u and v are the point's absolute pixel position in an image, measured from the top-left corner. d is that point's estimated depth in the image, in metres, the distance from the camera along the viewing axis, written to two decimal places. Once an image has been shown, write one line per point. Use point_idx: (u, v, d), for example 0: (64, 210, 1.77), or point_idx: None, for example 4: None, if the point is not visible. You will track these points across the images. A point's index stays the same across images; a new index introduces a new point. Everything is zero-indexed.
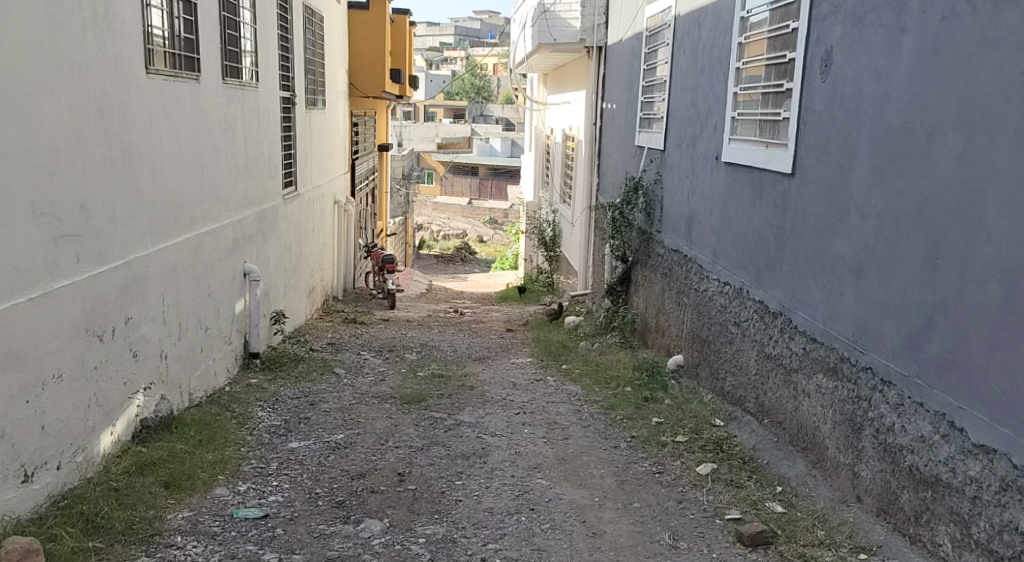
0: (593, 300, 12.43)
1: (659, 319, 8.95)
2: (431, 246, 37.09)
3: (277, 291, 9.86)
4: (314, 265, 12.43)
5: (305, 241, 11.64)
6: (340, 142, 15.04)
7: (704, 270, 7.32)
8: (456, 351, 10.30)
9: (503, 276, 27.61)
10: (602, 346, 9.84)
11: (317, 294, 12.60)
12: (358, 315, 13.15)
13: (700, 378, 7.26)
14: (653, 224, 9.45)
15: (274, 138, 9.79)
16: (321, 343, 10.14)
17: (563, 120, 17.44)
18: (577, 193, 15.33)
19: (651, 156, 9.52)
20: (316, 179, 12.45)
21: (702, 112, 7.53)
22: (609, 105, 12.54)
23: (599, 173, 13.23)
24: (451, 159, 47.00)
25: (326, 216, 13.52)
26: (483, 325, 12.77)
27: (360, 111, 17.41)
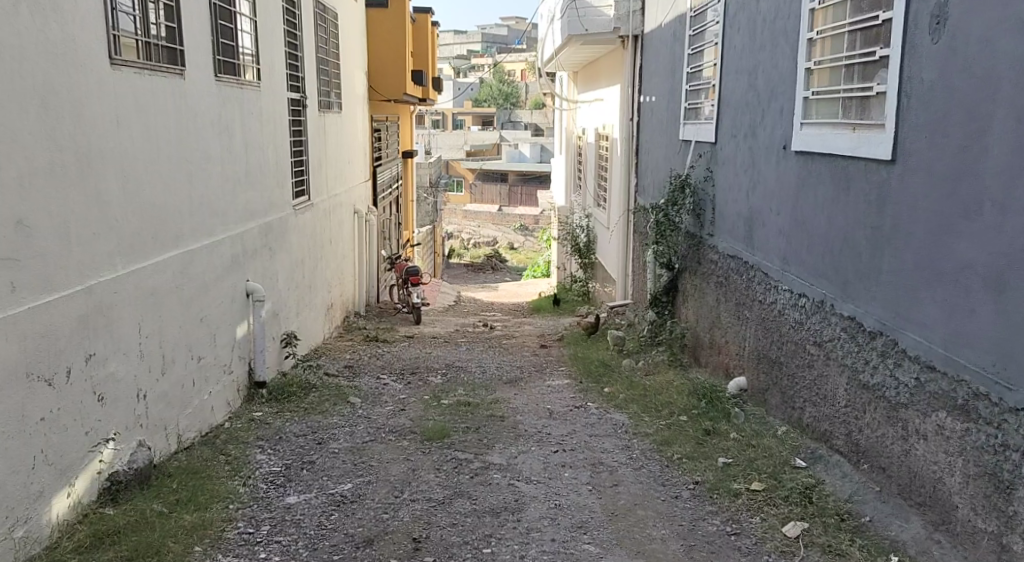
0: (635, 311, 11.43)
1: (716, 333, 7.93)
2: (461, 255, 36.21)
3: (290, 310, 8.96)
4: (332, 280, 11.50)
5: (321, 255, 10.72)
6: (361, 148, 14.13)
7: (772, 280, 6.33)
8: (487, 372, 9.35)
9: (536, 285, 26.63)
10: (647, 364, 8.83)
11: (336, 312, 11.69)
12: (382, 332, 12.23)
13: (774, 405, 6.29)
14: (703, 226, 8.45)
15: (284, 142, 8.89)
16: (338, 365, 9.22)
17: (596, 118, 16.47)
18: (613, 195, 14.35)
19: (700, 151, 8.53)
20: (333, 187, 11.53)
21: (765, 96, 6.56)
22: (648, 98, 11.55)
23: (637, 173, 12.24)
24: (480, 166, 46.11)
25: (345, 228, 12.60)
26: (516, 341, 11.80)
27: (381, 115, 16.46)
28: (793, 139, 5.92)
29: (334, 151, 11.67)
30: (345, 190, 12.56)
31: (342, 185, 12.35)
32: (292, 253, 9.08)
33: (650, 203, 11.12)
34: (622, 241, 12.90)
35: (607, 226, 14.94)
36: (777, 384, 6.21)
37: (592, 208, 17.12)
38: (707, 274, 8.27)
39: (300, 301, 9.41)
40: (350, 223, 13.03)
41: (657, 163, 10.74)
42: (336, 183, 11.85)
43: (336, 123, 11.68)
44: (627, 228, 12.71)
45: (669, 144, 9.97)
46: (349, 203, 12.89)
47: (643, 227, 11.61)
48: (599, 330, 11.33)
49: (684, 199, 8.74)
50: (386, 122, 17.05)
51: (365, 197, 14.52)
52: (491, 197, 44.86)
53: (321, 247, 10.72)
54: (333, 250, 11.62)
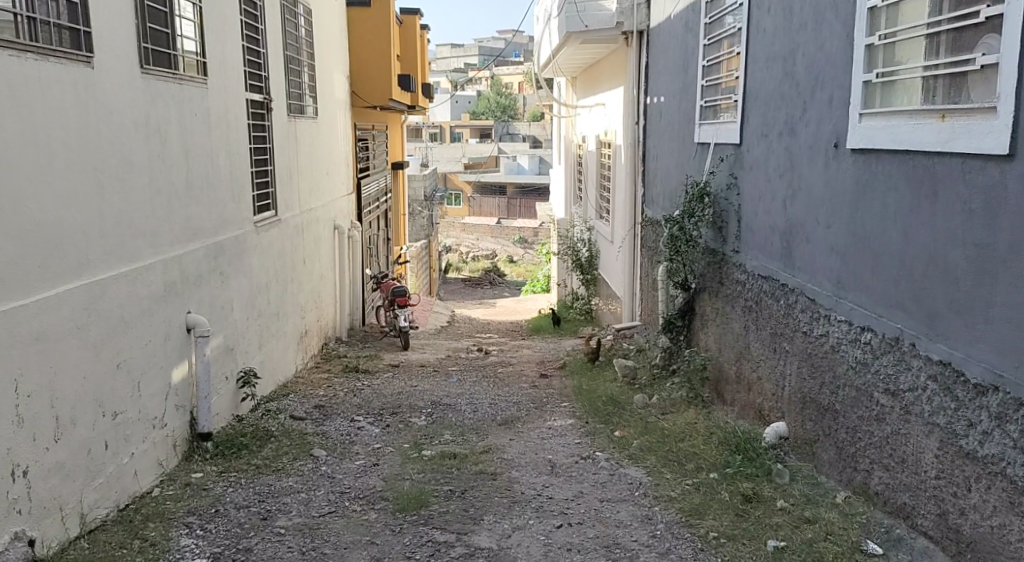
0: (647, 335, 10.24)
1: (747, 367, 6.75)
2: (458, 270, 35.08)
3: (250, 343, 7.80)
4: (307, 304, 10.33)
5: (292, 278, 9.55)
6: (342, 158, 12.97)
7: (821, 308, 5.17)
8: (479, 409, 8.18)
9: (536, 300, 25.44)
10: (663, 401, 7.68)
11: (312, 340, 10.53)
12: (364, 361, 11.07)
13: (831, 462, 5.15)
14: (725, 241, 7.30)
15: (244, 151, 7.71)
16: (307, 405, 8.05)
17: (597, 124, 15.33)
18: (617, 207, 13.20)
19: (721, 153, 7.38)
20: (306, 201, 10.38)
21: (807, 85, 5.42)
22: (656, 99, 10.40)
23: (644, 182, 11.09)
24: (477, 178, 44.96)
25: (323, 246, 11.43)
26: (512, 369, 10.64)
27: (367, 123, 15.29)
28: (850, 136, 4.75)
29: (308, 163, 10.51)
30: (323, 205, 11.38)
31: (318, 199, 11.17)
32: (253, 277, 7.91)
33: (661, 214, 9.96)
34: (628, 257, 11.69)
35: (611, 241, 13.78)
36: (836, 436, 5.07)
37: (594, 220, 15.94)
38: (733, 297, 7.09)
39: (264, 333, 8.24)
40: (330, 240, 11.87)
41: (669, 171, 9.56)
42: (311, 197, 10.68)
43: (310, 131, 10.52)
44: (635, 243, 11.49)
45: (683, 149, 8.82)
46: (327, 220, 11.72)
47: (652, 242, 10.44)
48: (607, 356, 10.15)
49: (702, 211, 7.56)
50: (372, 131, 15.90)
51: (349, 212, 13.35)
52: (489, 209, 43.72)
53: (292, 269, 9.55)
54: (308, 270, 10.45)
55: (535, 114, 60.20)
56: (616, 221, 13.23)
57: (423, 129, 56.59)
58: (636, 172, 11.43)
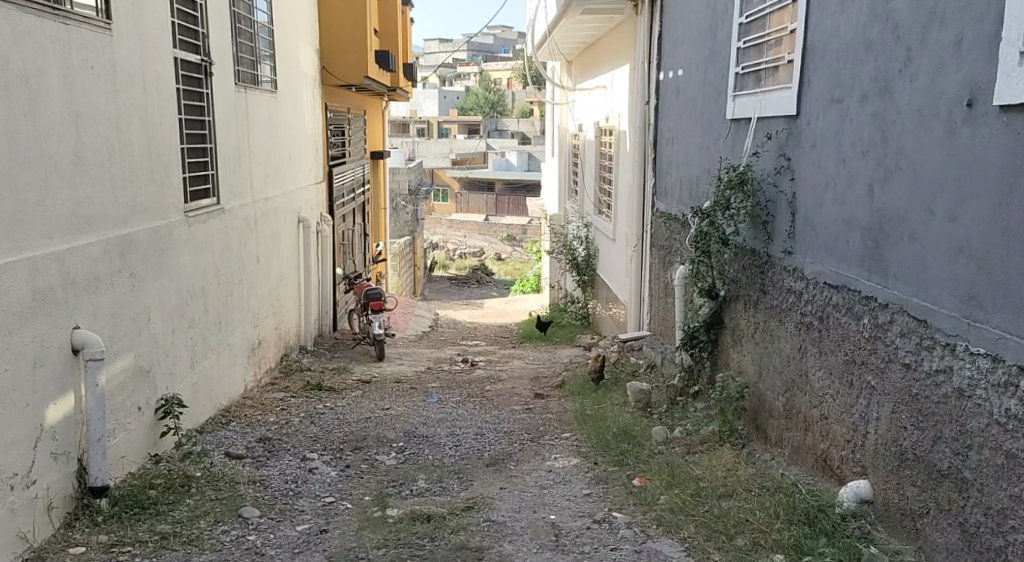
0: (661, 350, 8.77)
1: (806, 402, 5.28)
2: (445, 267, 33.61)
3: (178, 360, 6.33)
4: (261, 312, 8.83)
5: (240, 281, 8.04)
6: (309, 141, 11.44)
7: (940, 335, 3.80)
8: (461, 442, 6.71)
9: (527, 301, 23.91)
10: (689, 438, 6.21)
11: (268, 352, 9.03)
12: (331, 376, 9.58)
13: (951, 549, 3.79)
14: (770, 240, 5.83)
15: (172, 123, 6.29)
16: (249, 440, 6.54)
17: (596, 109, 13.86)
18: (621, 201, 11.72)
19: (764, 129, 5.91)
20: (261, 189, 8.87)
21: (911, 26, 3.99)
22: (671, 72, 8.92)
23: (655, 170, 9.62)
24: (465, 173, 43.40)
25: (283, 242, 9.90)
26: (502, 387, 9.16)
27: (341, 105, 13.77)
28: (997, 88, 3.51)
29: (264, 144, 9.01)
30: (283, 194, 9.86)
31: (277, 187, 9.65)
32: (181, 279, 6.42)
33: (678, 208, 8.51)
34: (636, 259, 10.18)
35: (613, 239, 12.30)
36: (960, 517, 3.72)
37: (593, 216, 14.44)
38: (783, 312, 5.61)
39: (197, 347, 6.75)
40: (291, 235, 10.35)
41: (688, 157, 8.11)
42: (268, 185, 9.16)
43: (267, 106, 9.03)
44: (645, 242, 9.99)
45: (708, 129, 7.37)
46: (290, 212, 10.21)
47: (666, 239, 8.98)
48: (613, 375, 8.66)
49: (738, 201, 6.07)
50: (347, 115, 14.37)
51: (317, 203, 11.84)
52: (477, 206, 42.17)
53: (240, 269, 8.04)
54: (263, 270, 8.92)
55: (525, 110, 58.73)
56: (620, 219, 11.74)
57: (410, 124, 54.94)
58: (646, 161, 9.91)
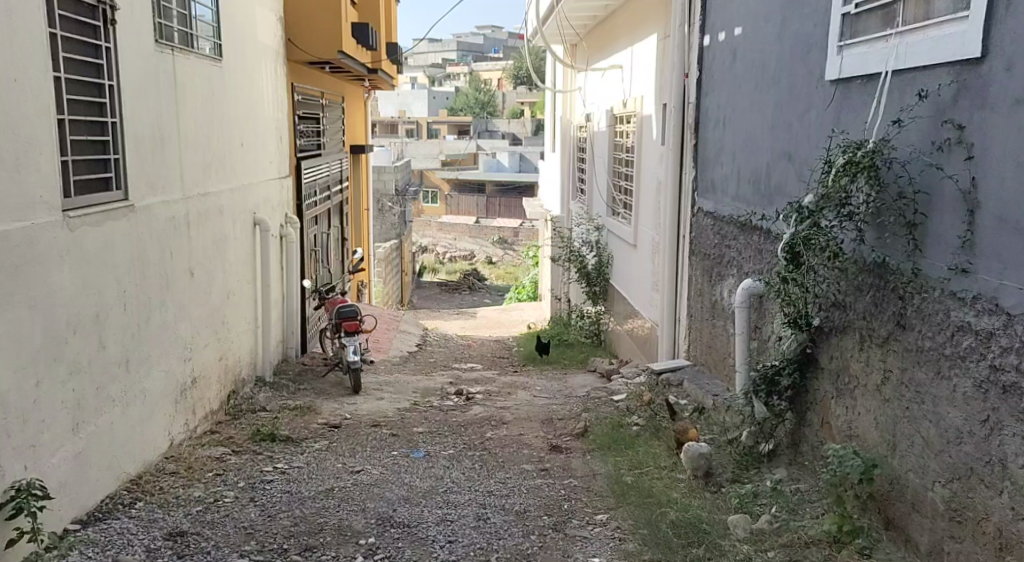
0: (711, 388, 6.88)
1: (1009, 512, 3.50)
2: (434, 271, 31.70)
3: (53, 420, 4.49)
4: (194, 341, 6.90)
5: (161, 303, 6.13)
6: (270, 125, 9.50)
7: None
8: (458, 535, 4.83)
9: (522, 311, 21.98)
10: (792, 538, 4.35)
11: (205, 393, 7.13)
12: (293, 420, 7.67)
13: None
14: (919, 253, 3.98)
15: (41, 80, 4.44)
16: (152, 536, 4.76)
17: (610, 94, 11.93)
18: (644, 201, 9.79)
19: (901, 89, 4.06)
20: (197, 182, 6.96)
21: None
22: (721, 33, 6.99)
23: (695, 162, 7.68)
24: (455, 175, 41.43)
25: (232, 248, 7.96)
26: (506, 434, 7.25)
27: (312, 88, 11.81)
28: None
29: (202, 126, 7.10)
30: (231, 191, 7.92)
31: (223, 180, 7.72)
32: (55, 307, 4.53)
33: (734, 206, 6.62)
34: (667, 271, 8.25)
35: (633, 246, 10.38)
36: None
37: (605, 219, 12.52)
38: (954, 362, 3.73)
39: (83, 402, 4.82)
40: (244, 240, 8.41)
41: (750, 140, 6.22)
42: (207, 178, 7.24)
43: (205, 77, 7.12)
44: (681, 251, 8.07)
45: (789, 98, 5.47)
46: (241, 212, 8.28)
47: (715, 246, 7.09)
48: (650, 421, 6.76)
49: (864, 193, 4.22)
50: (320, 100, 12.40)
51: (281, 203, 9.88)
52: (468, 208, 40.21)
53: (160, 288, 6.12)
54: (199, 286, 7.00)
55: (517, 111, 56.79)
56: (644, 220, 9.83)
57: (398, 124, 52.94)
58: (683, 148, 7.97)
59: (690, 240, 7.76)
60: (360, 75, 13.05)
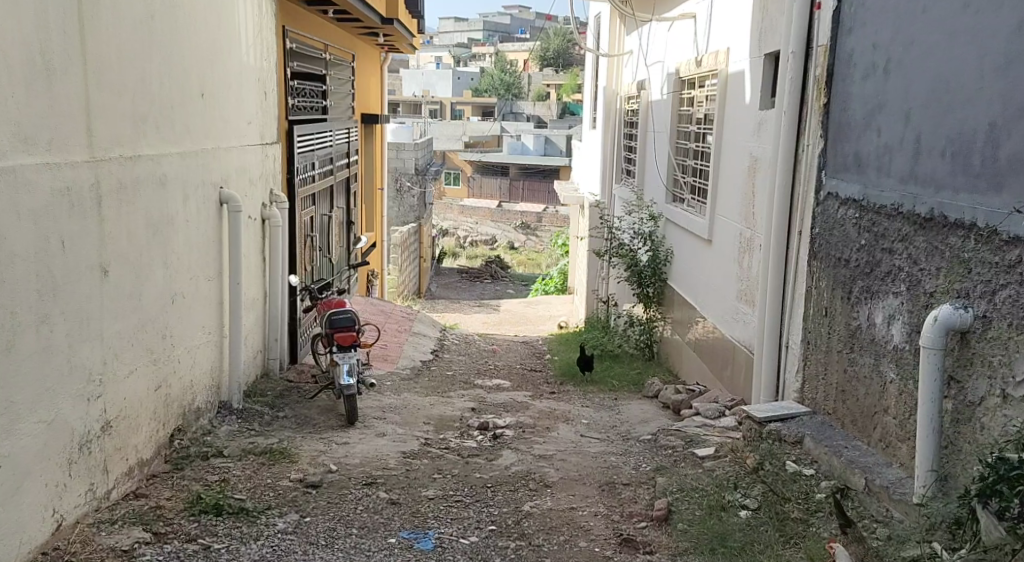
0: (856, 458, 4.72)
1: None
2: (454, 257, 29.62)
3: None
4: (106, 370, 4.74)
5: (22, 323, 4.01)
6: (250, 74, 7.34)
7: None
8: None
9: (549, 306, 19.78)
10: None
11: (131, 439, 5.08)
12: (257, 473, 5.59)
13: None
14: None
15: None
16: None
17: (677, 53, 9.84)
18: (730, 183, 7.68)
19: None
20: (120, 139, 4.85)
21: None
22: None
23: (822, 130, 5.56)
24: (479, 155, 39.19)
25: (181, 235, 5.80)
26: (554, 508, 5.15)
27: (313, 36, 9.69)
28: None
29: (127, 60, 4.97)
30: (182, 157, 5.74)
31: (167, 141, 5.55)
32: None
33: (907, 193, 4.47)
34: (772, 279, 6.13)
35: (710, 238, 8.30)
36: None
37: (664, 207, 10.36)
38: None
39: None
40: (207, 224, 6.26)
41: (951, 91, 4.12)
42: (138, 136, 5.08)
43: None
44: (796, 252, 5.93)
45: None
46: (201, 186, 6.12)
47: (862, 249, 4.95)
48: (769, 509, 4.61)
49: None
50: (325, 54, 10.28)
51: (265, 175, 7.68)
52: (491, 192, 38.16)
53: (33, 296, 4.05)
54: (119, 288, 4.87)
55: (542, 93, 54.46)
56: (729, 210, 7.71)
57: (421, 102, 50.67)
58: (800, 110, 5.88)
59: (814, 237, 5.64)
60: (373, 27, 10.91)
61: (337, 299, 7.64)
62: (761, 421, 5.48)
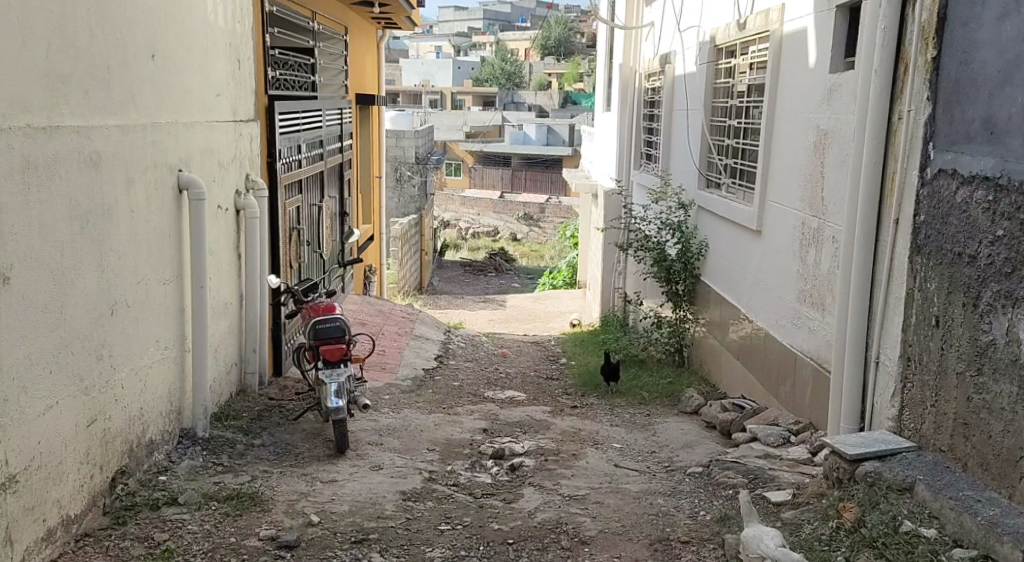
0: (999, 518, 3.77)
1: None
2: (456, 249, 28.44)
3: None
4: (9, 407, 3.64)
5: None
6: (219, 36, 6.10)
7: None
8: None
9: (558, 302, 18.59)
10: None
11: (52, 492, 3.93)
12: (219, 528, 4.39)
13: None
14: None
15: None
16: None
17: (716, 18, 8.73)
18: (791, 162, 6.59)
19: None
20: (27, 104, 3.73)
21: None
22: None
23: (933, 92, 4.51)
24: (481, 146, 37.97)
25: (126, 231, 4.56)
26: None
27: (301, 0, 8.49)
28: None
29: (39, 1, 3.82)
30: (122, 131, 4.52)
31: (103, 111, 4.34)
32: None
33: None
34: (856, 276, 5.08)
35: (760, 227, 7.19)
36: None
37: (695, 194, 9.24)
38: None
39: None
40: (162, 215, 5.06)
41: None
42: (57, 103, 3.93)
43: None
44: (892, 243, 4.85)
45: None
46: (153, 170, 4.92)
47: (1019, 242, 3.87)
48: None
49: None
50: (314, 23, 9.08)
51: (240, 156, 6.46)
52: (492, 182, 37.14)
53: None
54: (27, 299, 3.75)
55: (544, 84, 53.20)
56: (788, 196, 6.65)
57: (422, 92, 49.44)
58: (896, 66, 4.87)
59: (933, 225, 4.51)
60: None
61: (326, 304, 6.45)
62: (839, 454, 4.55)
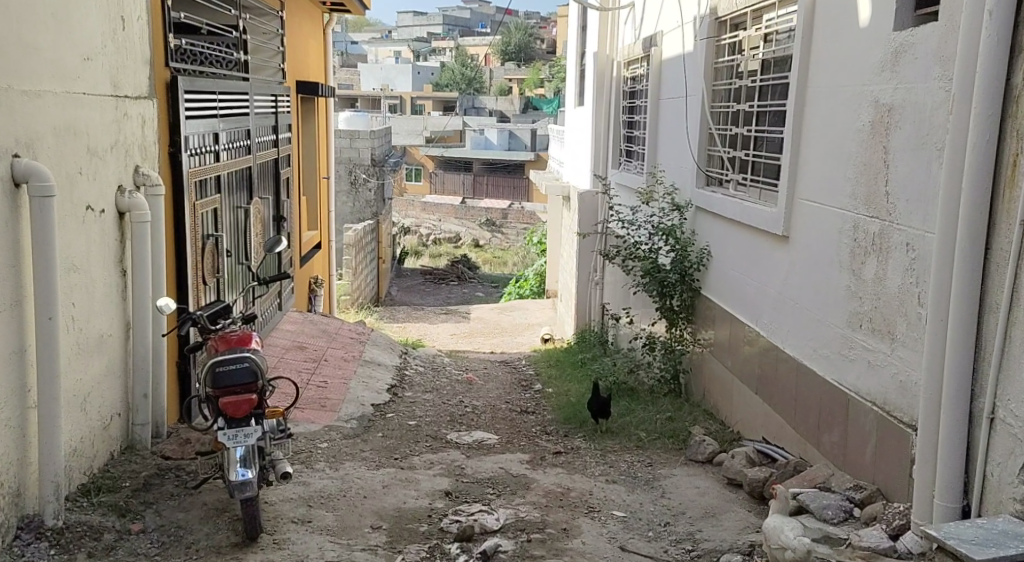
0: None
1: None
2: (416, 257, 26.92)
3: None
4: None
5: None
6: None
7: None
8: None
9: (525, 313, 17.10)
10: None
11: None
12: None
13: None
14: None
15: None
16: None
17: None
18: (831, 149, 5.20)
19: None
20: None
21: None
22: None
23: None
24: (442, 149, 36.46)
25: None
26: None
27: None
28: None
29: None
30: None
31: None
32: None
33: None
34: (960, 296, 3.72)
35: (785, 232, 5.78)
36: None
37: (693, 193, 7.83)
38: None
39: None
40: None
41: None
42: None
43: None
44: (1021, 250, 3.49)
45: None
46: None
47: None
48: None
49: None
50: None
51: (128, 144, 4.98)
52: (453, 186, 35.64)
53: None
54: None
55: (505, 86, 51.81)
56: (826, 193, 5.26)
57: (380, 95, 47.77)
58: (1019, 5, 3.53)
59: None
60: None
61: (238, 334, 4.89)
62: (939, 545, 3.37)
